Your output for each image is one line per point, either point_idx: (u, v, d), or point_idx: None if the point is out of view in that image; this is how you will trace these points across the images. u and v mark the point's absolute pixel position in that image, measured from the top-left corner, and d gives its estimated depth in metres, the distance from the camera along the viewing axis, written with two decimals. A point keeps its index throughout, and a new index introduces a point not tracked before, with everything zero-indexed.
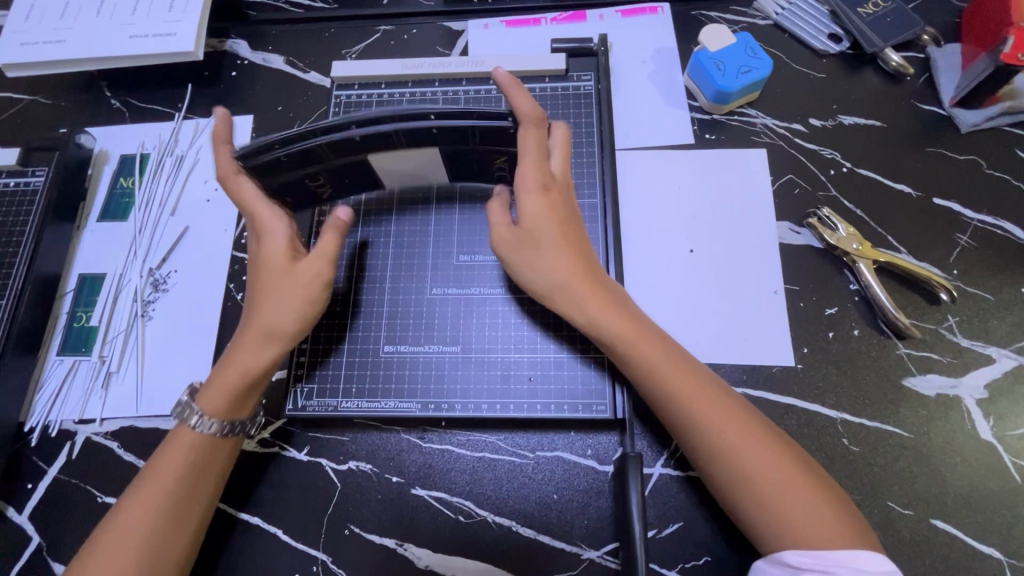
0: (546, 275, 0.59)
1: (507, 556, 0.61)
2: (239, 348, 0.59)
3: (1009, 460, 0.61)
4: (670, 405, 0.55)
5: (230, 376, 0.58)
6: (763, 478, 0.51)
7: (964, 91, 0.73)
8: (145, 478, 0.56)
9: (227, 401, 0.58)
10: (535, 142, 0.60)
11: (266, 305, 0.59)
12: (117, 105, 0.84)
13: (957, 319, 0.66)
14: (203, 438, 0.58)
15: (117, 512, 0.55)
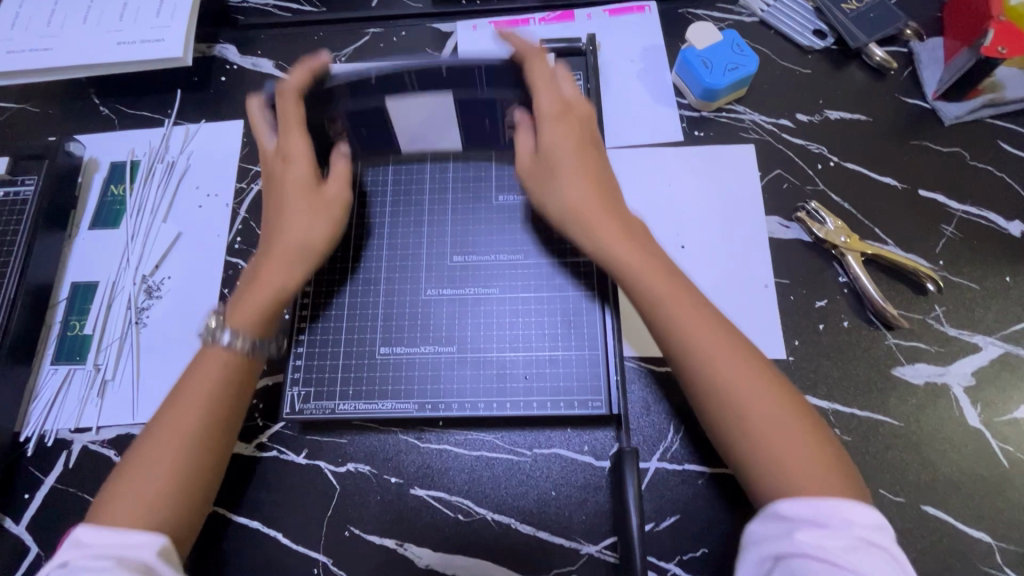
0: (558, 199, 0.61)
1: (507, 553, 0.62)
2: (268, 264, 0.62)
3: (997, 446, 0.62)
4: (683, 340, 0.53)
5: (265, 289, 0.61)
6: (764, 418, 0.50)
7: (946, 84, 0.74)
8: (180, 392, 0.57)
9: (259, 310, 0.60)
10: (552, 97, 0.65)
11: (288, 221, 0.63)
12: (106, 113, 0.84)
13: (944, 309, 0.67)
14: (233, 354, 0.58)
15: (152, 425, 0.55)
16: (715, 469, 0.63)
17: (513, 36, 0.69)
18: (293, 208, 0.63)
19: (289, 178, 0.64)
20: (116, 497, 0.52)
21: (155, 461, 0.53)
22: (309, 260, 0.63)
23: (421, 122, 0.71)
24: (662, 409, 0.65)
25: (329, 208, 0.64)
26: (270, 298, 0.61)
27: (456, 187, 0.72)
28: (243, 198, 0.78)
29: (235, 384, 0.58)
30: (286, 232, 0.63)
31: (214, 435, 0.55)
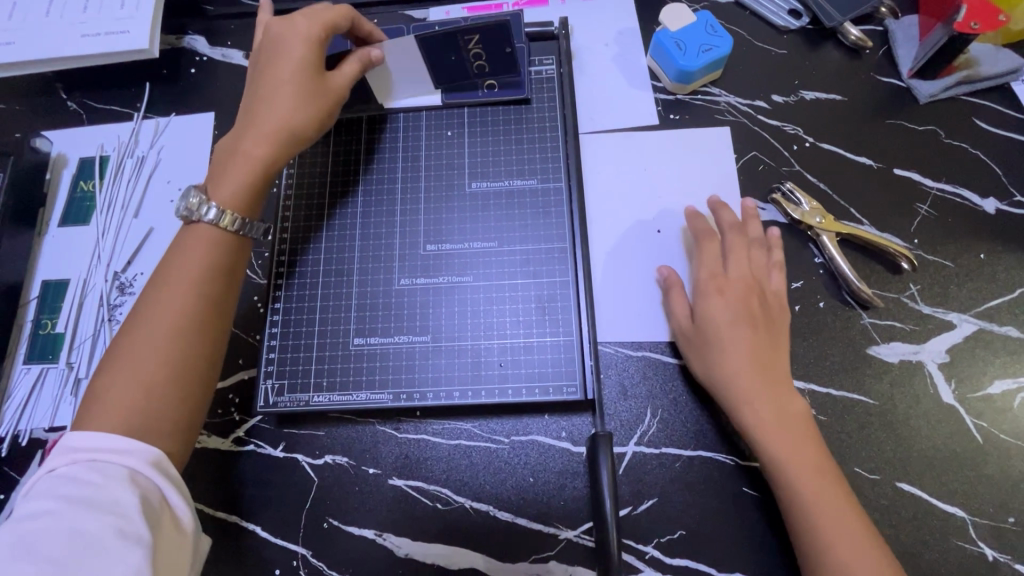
0: (727, 368, 0.61)
1: (486, 540, 0.62)
2: (255, 137, 0.62)
3: (970, 422, 0.62)
4: (794, 494, 0.57)
5: (248, 157, 0.62)
6: (857, 547, 0.54)
7: (920, 62, 0.74)
8: (158, 292, 0.56)
9: (243, 185, 0.61)
10: (761, 330, 0.63)
11: (273, 96, 0.63)
12: (73, 107, 0.82)
13: (919, 287, 0.67)
14: (218, 233, 0.59)
15: (133, 327, 0.55)
16: (691, 451, 0.63)
17: (739, 224, 0.69)
18: (275, 91, 0.63)
19: (276, 65, 0.63)
20: (104, 397, 0.52)
21: (139, 362, 0.53)
22: (290, 142, 0.63)
23: (406, 77, 0.71)
24: (639, 393, 0.65)
25: (317, 96, 0.64)
26: (257, 156, 0.62)
27: (429, 177, 0.72)
28: None
29: (214, 285, 0.58)
30: (270, 105, 0.63)
31: (198, 336, 0.55)
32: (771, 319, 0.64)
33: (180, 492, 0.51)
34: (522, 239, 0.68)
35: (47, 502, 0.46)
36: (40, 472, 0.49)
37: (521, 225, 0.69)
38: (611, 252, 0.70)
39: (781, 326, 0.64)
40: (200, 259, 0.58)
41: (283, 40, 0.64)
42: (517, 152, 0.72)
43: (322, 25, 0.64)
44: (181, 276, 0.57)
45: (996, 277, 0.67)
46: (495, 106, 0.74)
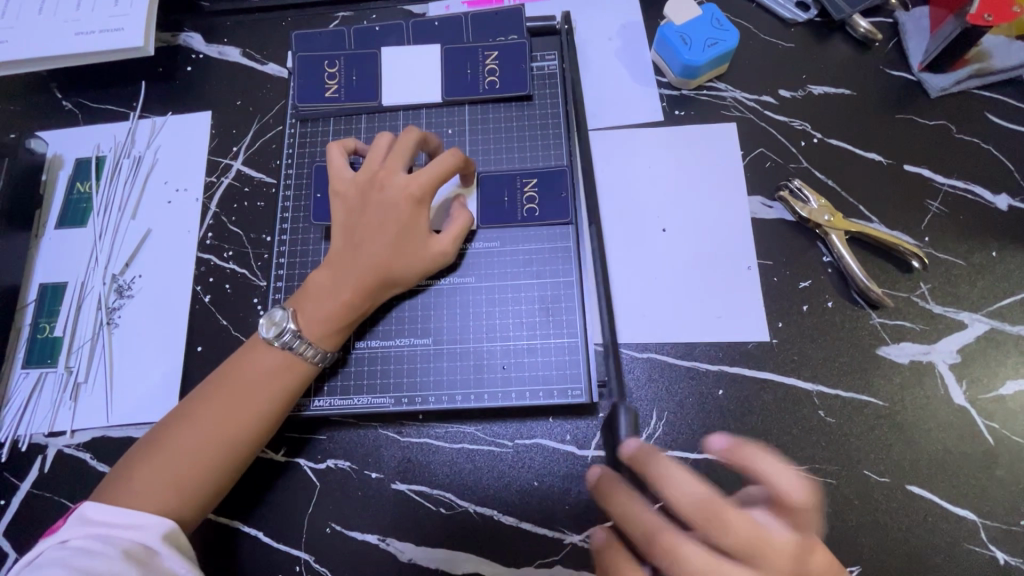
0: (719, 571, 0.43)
1: (490, 545, 0.61)
2: (350, 284, 0.61)
3: (982, 423, 0.61)
4: None
5: (341, 300, 0.61)
6: None
7: (931, 55, 0.72)
8: (216, 390, 0.58)
9: (336, 322, 0.61)
10: (728, 525, 0.44)
11: (370, 246, 0.62)
12: (69, 107, 0.81)
13: (930, 286, 0.66)
14: (286, 360, 0.59)
15: (179, 418, 0.57)
16: (697, 454, 0.62)
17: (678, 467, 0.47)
18: (369, 243, 0.62)
19: (375, 213, 0.63)
20: (134, 478, 0.54)
21: (179, 454, 0.55)
22: (386, 288, 0.63)
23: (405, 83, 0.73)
24: (644, 395, 0.64)
25: (416, 248, 0.63)
26: (352, 305, 0.61)
27: None
28: (213, 192, 0.76)
29: (280, 393, 0.59)
30: (366, 250, 0.62)
31: (247, 435, 0.57)
32: (702, 516, 0.44)
33: (191, 565, 0.52)
34: (524, 240, 0.67)
35: (55, 570, 0.47)
36: (52, 543, 0.50)
37: (524, 226, 0.68)
38: (615, 251, 0.69)
39: (768, 547, 0.43)
40: (258, 377, 0.58)
41: (383, 187, 0.63)
42: (518, 151, 0.71)
43: (406, 157, 0.64)
44: (246, 382, 0.58)
45: (1008, 275, 0.66)
46: (526, 182, 0.69)
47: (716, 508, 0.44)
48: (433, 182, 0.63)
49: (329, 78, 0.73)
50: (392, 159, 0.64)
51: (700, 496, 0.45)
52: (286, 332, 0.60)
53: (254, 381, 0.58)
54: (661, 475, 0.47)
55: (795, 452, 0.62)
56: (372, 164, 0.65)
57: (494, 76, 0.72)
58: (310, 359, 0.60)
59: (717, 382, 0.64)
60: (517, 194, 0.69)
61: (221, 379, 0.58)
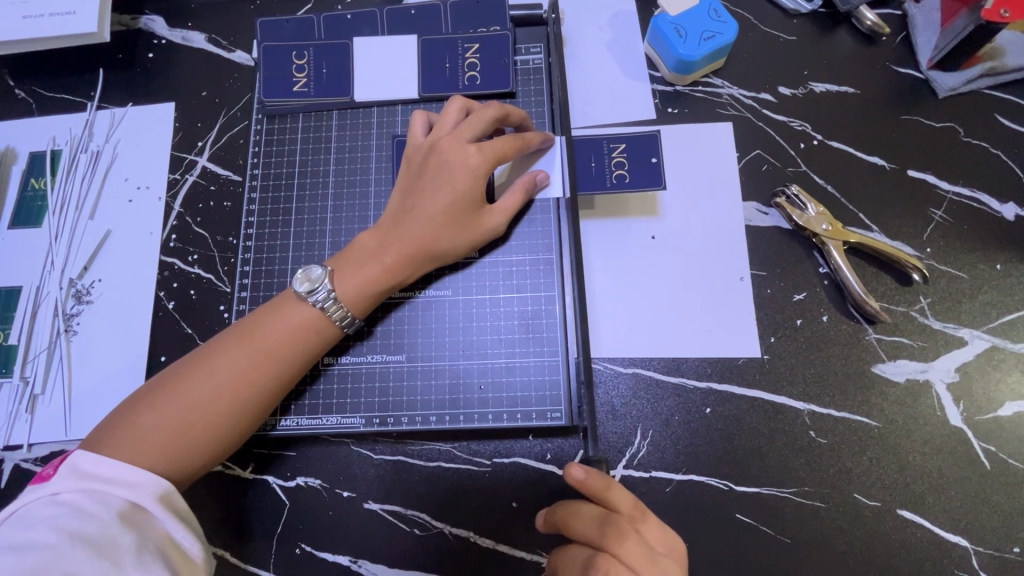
0: None
1: (466, 567, 0.59)
2: (393, 252, 0.58)
3: (977, 446, 0.59)
4: None
5: (383, 268, 0.57)
6: None
7: (942, 52, 0.68)
8: (239, 342, 0.54)
9: (371, 291, 0.57)
10: (641, 545, 0.50)
11: (419, 216, 0.58)
12: (22, 96, 0.76)
13: (930, 300, 0.63)
14: (317, 322, 0.56)
15: (190, 371, 0.52)
16: (682, 475, 0.60)
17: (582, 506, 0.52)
18: (422, 211, 0.58)
19: (433, 180, 0.58)
20: (137, 425, 0.50)
21: (189, 405, 0.51)
22: (430, 263, 0.59)
23: (378, 73, 0.68)
24: (629, 412, 0.62)
25: (468, 225, 0.59)
26: (392, 274, 0.58)
27: None
28: (177, 190, 0.72)
29: (305, 358, 0.56)
30: (417, 218, 0.58)
31: (265, 396, 0.54)
32: (624, 535, 0.50)
33: (189, 525, 0.49)
34: (505, 250, 0.64)
35: (44, 534, 0.43)
36: (40, 493, 0.46)
37: (505, 234, 0.64)
38: (600, 260, 0.66)
39: (668, 560, 0.50)
40: (285, 337, 0.54)
41: (444, 153, 0.58)
42: None
43: (481, 128, 0.59)
44: (271, 341, 0.54)
45: (1012, 289, 0.63)
46: (615, 147, 0.66)
47: (638, 523, 0.51)
48: (499, 157, 0.58)
49: (297, 70, 0.68)
50: (463, 127, 0.59)
51: (627, 514, 0.51)
52: (320, 292, 0.56)
53: (278, 341, 0.54)
54: (603, 497, 0.51)
55: (784, 473, 0.59)
56: (440, 131, 0.60)
57: (474, 71, 0.67)
58: (338, 324, 0.57)
59: (705, 400, 0.61)
60: (606, 160, 0.65)
61: (248, 333, 0.54)
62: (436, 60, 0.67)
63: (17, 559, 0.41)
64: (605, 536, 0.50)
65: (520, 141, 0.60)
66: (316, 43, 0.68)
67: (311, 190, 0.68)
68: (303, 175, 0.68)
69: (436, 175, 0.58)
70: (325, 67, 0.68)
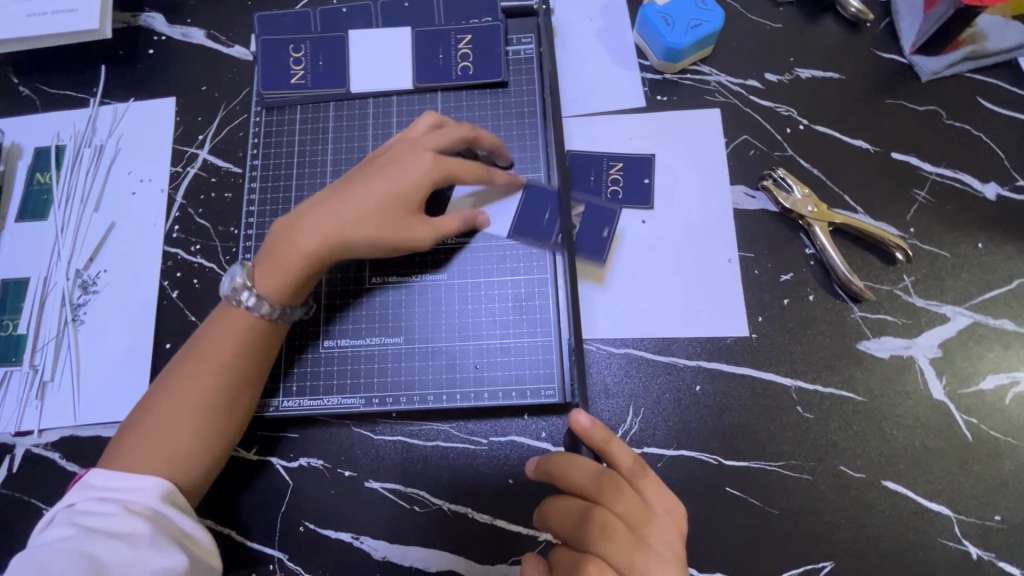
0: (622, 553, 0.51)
1: (464, 542, 0.61)
2: (309, 238, 0.57)
3: (960, 419, 0.60)
4: None
5: (301, 254, 0.57)
6: None
7: (925, 37, 0.69)
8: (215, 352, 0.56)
9: (285, 279, 0.57)
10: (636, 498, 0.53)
11: (347, 205, 0.58)
12: (26, 93, 0.77)
13: (913, 279, 0.64)
14: (255, 319, 0.57)
15: (177, 384, 0.55)
16: (673, 451, 0.61)
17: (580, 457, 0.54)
18: (350, 203, 0.58)
19: (374, 177, 0.59)
20: (134, 447, 0.53)
21: (183, 416, 0.53)
22: (343, 250, 0.58)
23: (375, 66, 0.70)
24: (621, 391, 0.63)
25: (393, 219, 0.58)
26: (307, 261, 0.57)
27: None
28: (179, 183, 0.73)
29: (267, 354, 0.58)
30: (347, 203, 0.58)
31: (247, 397, 0.57)
32: (622, 489, 0.53)
33: (195, 518, 0.52)
34: (499, 235, 0.65)
35: (64, 531, 0.47)
36: (59, 505, 0.50)
37: None
38: (592, 244, 0.67)
39: (662, 517, 0.53)
40: (258, 341, 0.57)
41: (398, 160, 0.60)
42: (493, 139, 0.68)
43: (442, 143, 0.61)
44: (242, 351, 0.56)
45: (993, 267, 0.64)
46: (613, 165, 0.70)
47: (637, 479, 0.54)
48: (450, 172, 0.60)
49: (294, 63, 0.70)
50: (425, 138, 0.61)
51: (626, 470, 0.54)
52: (247, 292, 0.57)
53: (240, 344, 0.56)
54: (604, 449, 0.54)
55: (772, 448, 0.61)
56: (404, 139, 0.62)
57: (467, 62, 0.69)
58: (273, 317, 0.57)
59: (695, 378, 0.63)
60: (604, 176, 0.69)
61: (223, 343, 0.56)
62: (430, 52, 0.69)
63: (41, 553, 0.45)
64: (602, 488, 0.53)
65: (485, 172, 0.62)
66: (312, 37, 0.70)
67: (310, 181, 0.69)
68: (301, 166, 0.70)
69: (381, 171, 0.59)
70: (322, 61, 0.70)
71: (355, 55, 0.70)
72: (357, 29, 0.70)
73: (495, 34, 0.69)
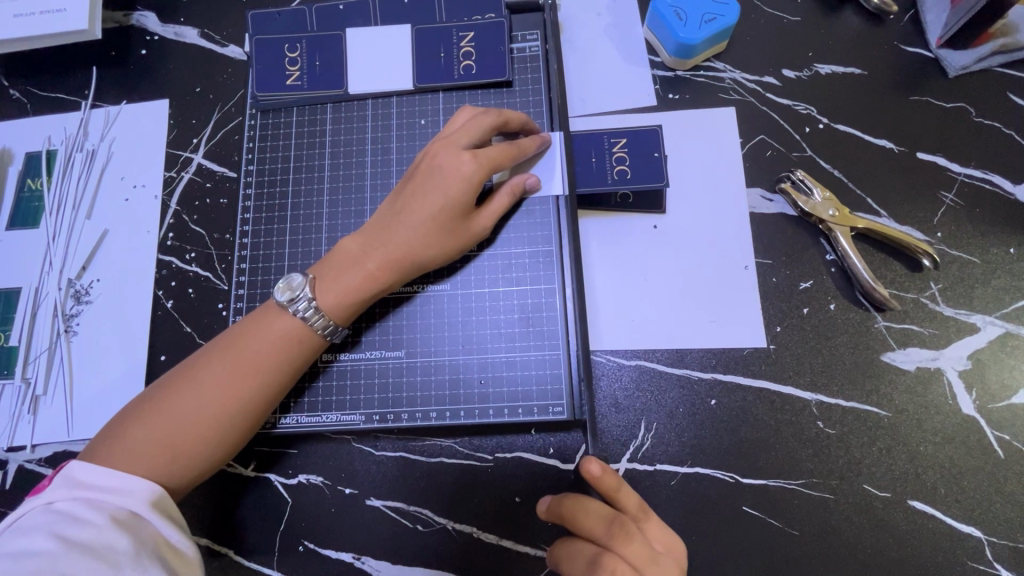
0: None
1: (469, 563, 0.58)
2: (374, 259, 0.56)
3: (991, 434, 0.57)
4: None
5: (367, 276, 0.56)
6: None
7: (952, 30, 0.66)
8: (229, 351, 0.53)
9: (353, 298, 0.56)
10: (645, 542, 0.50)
11: (405, 222, 0.57)
12: (16, 96, 0.75)
13: (940, 286, 0.61)
14: (299, 329, 0.55)
15: (183, 379, 0.52)
16: (688, 468, 0.59)
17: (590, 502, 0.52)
18: (409, 225, 0.57)
19: (422, 189, 0.57)
20: (125, 438, 0.50)
21: (184, 416, 0.51)
22: (410, 270, 0.58)
23: (373, 66, 0.67)
24: (632, 405, 0.61)
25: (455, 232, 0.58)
26: (375, 280, 0.57)
27: (401, 168, 0.66)
28: (173, 188, 0.71)
29: (288, 370, 0.55)
30: (402, 219, 0.57)
31: (256, 406, 0.53)
32: (631, 536, 0.50)
33: (183, 531, 0.49)
34: (504, 243, 0.63)
35: (38, 540, 0.43)
36: (35, 505, 0.47)
37: (503, 226, 0.63)
38: (601, 251, 0.65)
39: (670, 560, 0.50)
40: (277, 346, 0.54)
41: (438, 161, 0.57)
42: None
43: (478, 135, 0.58)
44: (254, 352, 0.53)
45: None
46: (616, 142, 0.64)
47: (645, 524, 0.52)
48: (492, 165, 0.57)
49: (290, 63, 0.67)
50: (461, 133, 0.58)
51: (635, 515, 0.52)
52: (300, 304, 0.55)
53: (258, 353, 0.54)
54: (614, 495, 0.51)
55: (792, 466, 0.58)
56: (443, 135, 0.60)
57: (470, 60, 0.66)
58: (319, 331, 0.55)
59: (710, 391, 0.60)
60: (607, 155, 0.64)
61: (240, 343, 0.54)
62: (431, 50, 0.66)
63: (11, 565, 0.41)
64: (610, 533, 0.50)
65: (516, 149, 0.59)
66: (308, 36, 0.67)
67: (306, 186, 0.67)
68: (299, 170, 0.67)
69: (428, 177, 0.57)
70: (319, 61, 0.67)
71: (353, 55, 0.67)
72: (356, 27, 0.67)
73: (500, 30, 0.66)
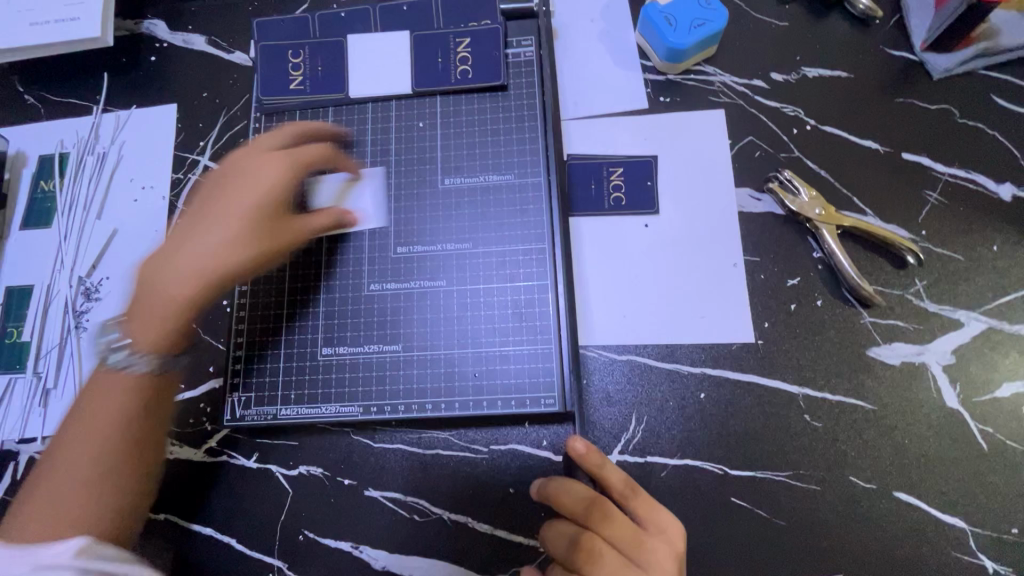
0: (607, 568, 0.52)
1: (464, 552, 0.60)
2: (174, 285, 0.56)
3: (975, 427, 0.59)
4: None
5: (172, 297, 0.55)
6: None
7: (935, 33, 0.67)
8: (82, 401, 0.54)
9: (157, 325, 0.55)
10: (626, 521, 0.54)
11: (190, 245, 0.57)
12: (31, 101, 0.78)
13: (925, 283, 0.62)
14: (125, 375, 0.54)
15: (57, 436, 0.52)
16: (677, 459, 0.60)
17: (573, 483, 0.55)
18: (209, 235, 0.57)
19: (225, 200, 0.58)
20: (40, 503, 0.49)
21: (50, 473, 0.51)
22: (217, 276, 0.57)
23: (373, 71, 0.69)
24: (623, 398, 0.62)
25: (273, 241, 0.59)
26: (183, 302, 0.55)
27: (399, 168, 0.68)
28: (180, 190, 0.74)
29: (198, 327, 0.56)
30: (186, 245, 0.57)
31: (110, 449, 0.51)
32: (609, 511, 0.54)
33: None
34: (499, 241, 0.65)
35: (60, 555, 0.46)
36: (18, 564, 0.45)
37: (497, 224, 0.65)
38: (594, 249, 0.66)
39: (657, 539, 0.53)
40: (115, 402, 0.53)
41: (225, 184, 0.60)
42: (492, 143, 0.67)
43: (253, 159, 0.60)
44: (105, 406, 0.53)
45: (1009, 270, 0.62)
46: (613, 171, 0.68)
47: (628, 500, 0.54)
48: (284, 180, 0.59)
49: (293, 69, 0.70)
50: (246, 157, 0.61)
51: (617, 492, 0.55)
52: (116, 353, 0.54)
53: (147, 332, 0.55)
54: (597, 473, 0.55)
55: (779, 458, 0.59)
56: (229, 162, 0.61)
57: (466, 65, 0.68)
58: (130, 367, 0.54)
59: (699, 385, 0.62)
60: (604, 183, 0.68)
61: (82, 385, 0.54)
62: (429, 56, 0.69)
63: None
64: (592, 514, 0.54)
65: (295, 161, 0.60)
66: (311, 43, 0.70)
67: None
68: None
69: (214, 203, 0.59)
70: (322, 66, 0.70)
71: (353, 60, 0.69)
72: (356, 34, 0.70)
73: (496, 36, 0.68)
